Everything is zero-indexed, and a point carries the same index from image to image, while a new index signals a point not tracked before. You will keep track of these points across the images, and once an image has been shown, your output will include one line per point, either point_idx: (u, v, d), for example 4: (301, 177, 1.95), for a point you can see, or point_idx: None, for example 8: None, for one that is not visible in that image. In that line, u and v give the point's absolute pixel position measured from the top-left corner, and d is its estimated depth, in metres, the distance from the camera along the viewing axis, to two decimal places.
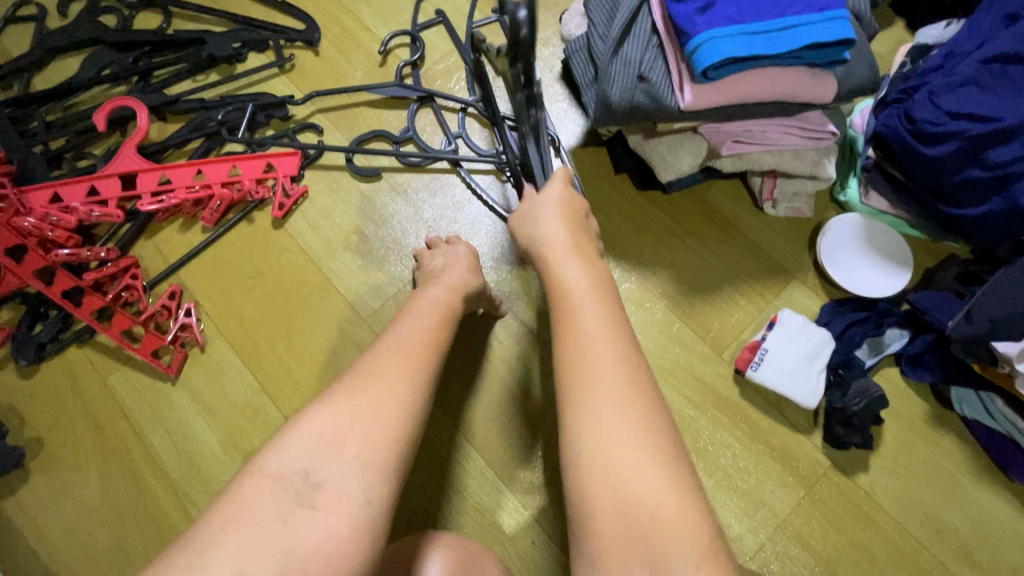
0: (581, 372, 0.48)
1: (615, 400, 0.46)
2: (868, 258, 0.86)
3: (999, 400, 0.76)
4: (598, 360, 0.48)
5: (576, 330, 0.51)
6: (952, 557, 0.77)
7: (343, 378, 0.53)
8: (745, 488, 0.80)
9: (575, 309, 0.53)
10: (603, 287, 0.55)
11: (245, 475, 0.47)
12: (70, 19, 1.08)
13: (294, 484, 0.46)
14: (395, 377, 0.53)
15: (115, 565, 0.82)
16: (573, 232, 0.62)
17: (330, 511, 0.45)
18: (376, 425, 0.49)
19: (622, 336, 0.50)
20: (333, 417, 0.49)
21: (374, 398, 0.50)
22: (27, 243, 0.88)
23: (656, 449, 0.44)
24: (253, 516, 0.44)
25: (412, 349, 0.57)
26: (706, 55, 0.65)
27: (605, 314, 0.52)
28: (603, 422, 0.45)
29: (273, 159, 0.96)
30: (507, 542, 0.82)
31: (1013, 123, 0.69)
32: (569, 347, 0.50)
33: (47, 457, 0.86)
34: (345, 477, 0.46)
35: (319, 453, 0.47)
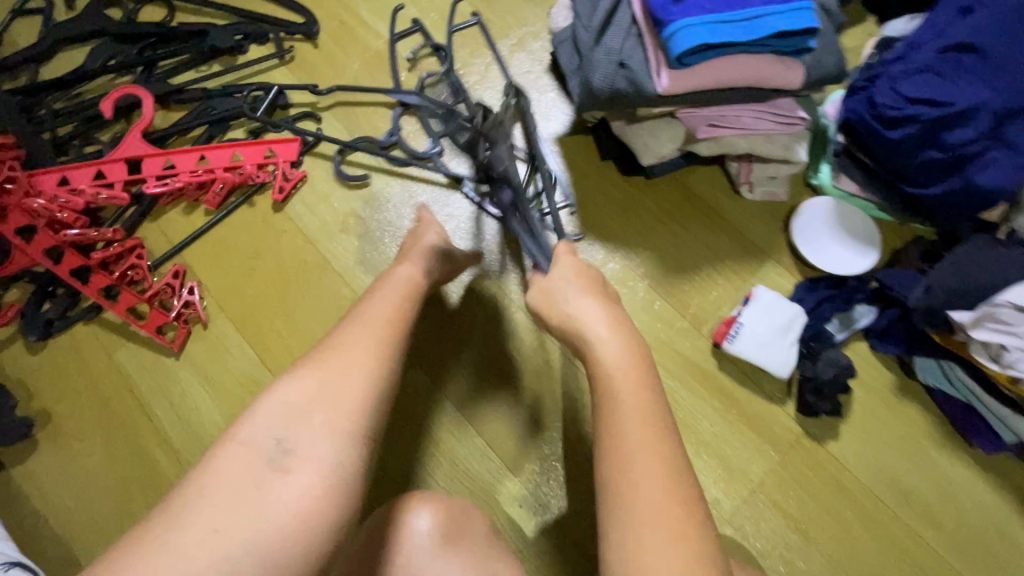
0: (629, 497, 0.46)
1: (664, 534, 0.44)
2: (839, 238, 0.91)
3: (959, 368, 0.81)
4: (644, 486, 0.46)
5: (622, 449, 0.48)
6: (916, 518, 0.81)
7: (309, 355, 0.55)
8: (722, 454, 0.85)
9: (619, 419, 0.50)
10: (647, 387, 0.52)
11: (221, 444, 0.49)
12: (77, 12, 1.12)
13: (268, 452, 0.48)
14: (361, 350, 0.55)
15: (121, 530, 0.86)
16: (609, 312, 0.57)
17: (302, 474, 0.47)
18: (340, 396, 0.52)
19: (667, 451, 0.48)
20: (304, 389, 0.51)
21: (339, 371, 0.53)
22: (37, 223, 0.92)
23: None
24: (229, 481, 0.46)
25: (378, 326, 0.59)
26: (680, 42, 0.71)
27: (650, 426, 0.49)
28: (653, 559, 0.43)
29: (274, 145, 1.00)
30: (495, 506, 0.86)
31: (964, 107, 0.74)
32: (614, 465, 0.48)
33: (55, 428, 0.90)
34: (315, 441, 0.49)
35: (289, 421, 0.50)
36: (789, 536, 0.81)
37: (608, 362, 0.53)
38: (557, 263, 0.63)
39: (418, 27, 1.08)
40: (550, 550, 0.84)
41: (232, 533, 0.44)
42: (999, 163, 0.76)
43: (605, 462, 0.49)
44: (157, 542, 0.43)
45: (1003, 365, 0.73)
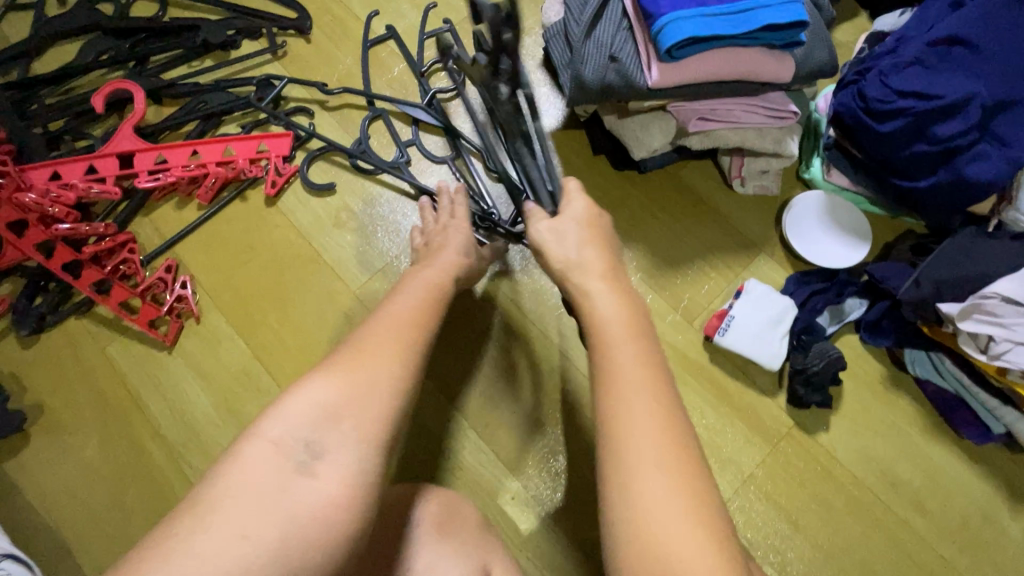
0: (623, 434, 0.45)
1: (660, 469, 0.43)
2: (830, 232, 0.91)
3: (948, 360, 0.82)
4: (647, 431, 0.45)
5: (614, 388, 0.47)
6: (906, 507, 0.82)
7: (335, 354, 0.54)
8: (714, 446, 0.85)
9: (613, 363, 0.49)
10: (641, 333, 0.51)
11: (245, 438, 0.49)
12: (68, 7, 1.12)
13: (296, 454, 0.48)
14: (389, 353, 0.54)
15: (114, 523, 0.86)
16: (611, 271, 0.57)
17: (329, 480, 0.48)
18: (372, 401, 0.51)
19: (662, 393, 0.47)
20: (330, 388, 0.50)
21: (368, 373, 0.52)
22: (28, 218, 0.91)
23: (701, 528, 0.41)
24: (254, 482, 0.46)
25: (406, 329, 0.58)
26: (670, 35, 0.71)
27: (647, 368, 0.48)
28: (649, 495, 0.42)
29: (266, 140, 1.00)
30: (489, 497, 0.86)
31: (954, 100, 0.75)
32: (610, 402, 0.47)
33: (48, 422, 0.90)
34: (343, 447, 0.49)
35: (317, 424, 0.49)
36: (780, 526, 0.82)
37: (606, 311, 0.53)
38: (569, 204, 0.63)
39: (392, 33, 1.08)
40: (544, 540, 0.85)
41: (261, 537, 0.44)
42: (990, 156, 0.77)
43: (600, 398, 0.48)
44: (182, 541, 0.42)
45: (991, 355, 0.73)
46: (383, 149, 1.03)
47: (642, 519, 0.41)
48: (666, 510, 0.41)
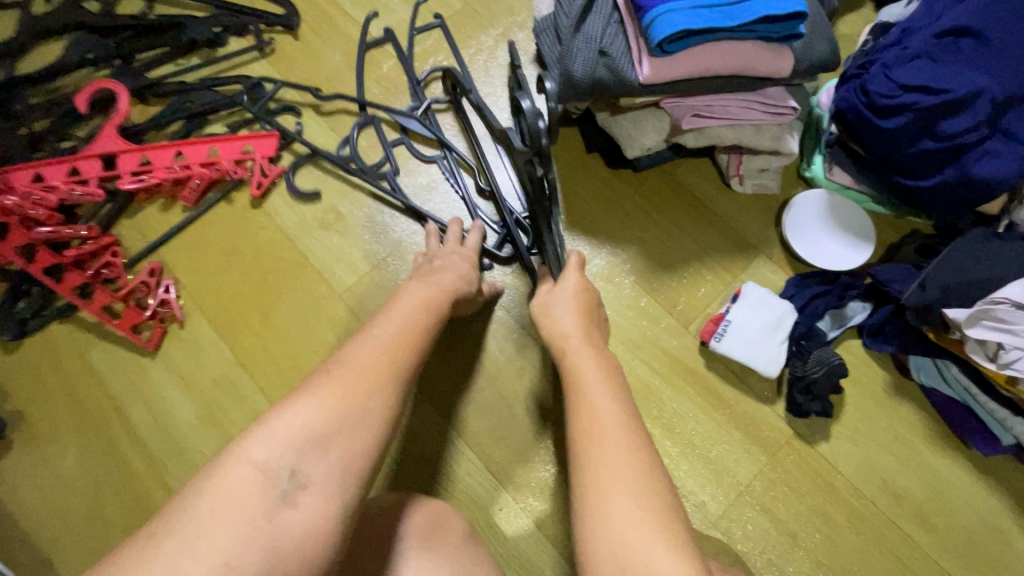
0: (592, 439, 0.50)
1: (623, 465, 0.47)
2: (832, 232, 0.88)
3: (954, 367, 0.78)
4: (615, 437, 0.49)
5: (585, 406, 0.53)
6: (909, 521, 0.79)
7: (326, 370, 0.52)
8: (709, 455, 0.82)
9: (581, 391, 0.55)
10: (611, 374, 0.57)
11: (227, 458, 0.46)
12: (54, 5, 1.10)
13: (280, 482, 0.46)
14: (381, 377, 0.53)
15: (95, 531, 0.84)
16: (586, 326, 0.65)
17: (311, 511, 0.46)
18: (361, 430, 0.49)
19: (627, 410, 0.53)
20: (320, 410, 0.48)
21: (363, 399, 0.50)
22: (10, 221, 0.90)
23: (668, 534, 0.43)
24: (233, 509, 0.44)
25: (396, 350, 0.56)
26: (660, 28, 0.68)
27: (616, 399, 0.54)
28: (613, 491, 0.46)
29: (252, 141, 0.98)
30: (477, 508, 0.84)
31: (962, 95, 0.71)
32: (581, 427, 0.51)
33: (28, 427, 0.88)
34: (328, 478, 0.47)
35: (304, 449, 0.47)
36: (777, 539, 0.79)
37: (582, 357, 0.60)
38: (565, 278, 0.71)
39: (388, 36, 1.05)
40: (533, 553, 0.82)
41: (243, 568, 0.42)
42: (999, 154, 0.73)
43: (573, 419, 0.53)
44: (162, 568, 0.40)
45: (1000, 364, 0.70)
46: (372, 154, 1.00)
47: (612, 532, 0.44)
48: (635, 521, 0.44)
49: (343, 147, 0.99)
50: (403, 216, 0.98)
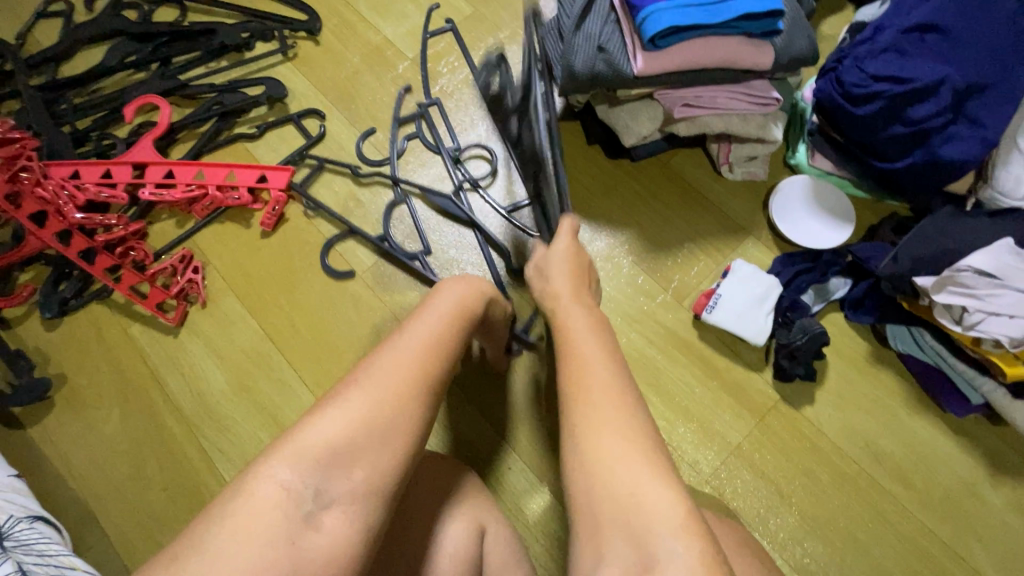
0: (581, 373, 0.54)
1: (606, 395, 0.51)
2: (815, 214, 0.95)
3: (928, 334, 0.85)
4: (595, 369, 0.53)
5: (574, 347, 0.58)
6: (888, 477, 0.85)
7: (351, 380, 0.51)
8: (702, 418, 0.88)
9: (570, 338, 0.60)
10: (601, 329, 0.61)
11: (252, 475, 0.46)
12: (95, 14, 1.20)
13: (304, 501, 0.45)
14: (409, 387, 0.52)
15: (135, 488, 0.91)
16: (577, 286, 0.70)
17: (335, 532, 0.45)
18: (385, 444, 0.49)
19: (610, 347, 0.57)
20: (343, 425, 0.48)
21: (389, 411, 0.50)
22: (47, 209, 0.99)
23: (653, 467, 0.46)
24: (258, 534, 0.43)
25: (428, 355, 0.55)
26: (653, 25, 0.76)
27: (605, 348, 0.57)
28: (599, 417, 0.49)
29: (268, 171, 1.04)
30: (488, 470, 0.90)
31: (927, 84, 0.79)
32: (569, 373, 0.55)
33: (72, 393, 0.96)
34: (354, 497, 0.47)
35: (328, 469, 0.46)
36: (766, 494, 0.85)
37: (572, 316, 0.64)
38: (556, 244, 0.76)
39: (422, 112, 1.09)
40: (540, 512, 0.88)
41: None
42: (963, 137, 0.80)
43: (564, 358, 0.57)
44: None
45: (965, 326, 0.77)
46: (398, 218, 1.04)
47: (600, 463, 0.46)
48: (621, 458, 0.46)
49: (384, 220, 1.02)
50: (420, 202, 1.05)
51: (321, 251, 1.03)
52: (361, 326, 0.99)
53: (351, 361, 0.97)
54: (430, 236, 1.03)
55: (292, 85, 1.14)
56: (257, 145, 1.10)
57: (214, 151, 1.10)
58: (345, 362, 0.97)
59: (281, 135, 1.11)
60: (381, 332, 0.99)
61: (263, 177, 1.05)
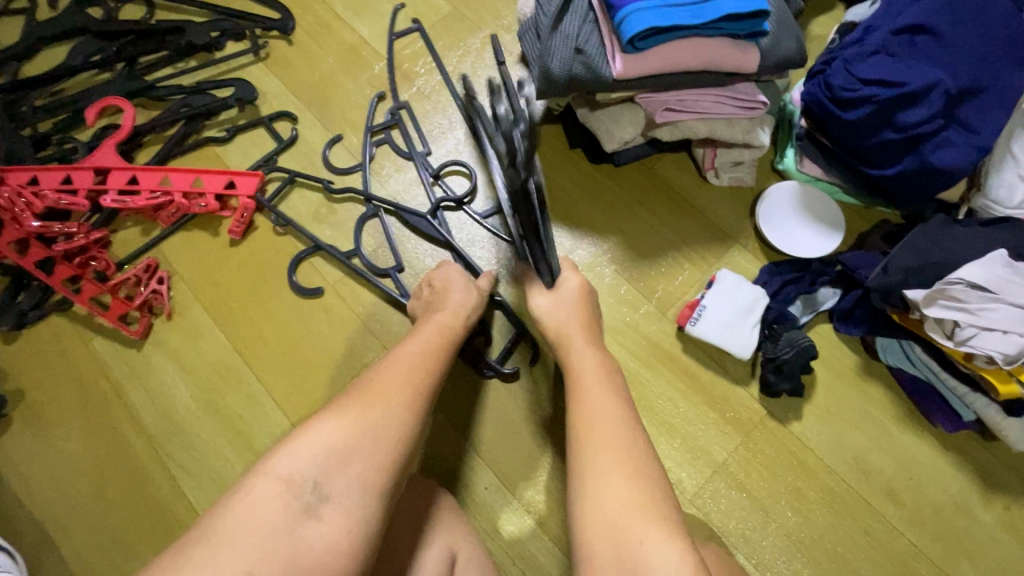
0: (591, 414, 0.58)
1: (617, 438, 0.55)
2: (803, 221, 0.91)
3: (918, 347, 0.82)
4: (605, 409, 0.58)
5: (583, 388, 0.62)
6: (877, 495, 0.82)
7: (349, 394, 0.56)
8: (686, 435, 0.85)
9: (580, 375, 0.64)
10: (610, 375, 0.63)
11: (256, 473, 0.51)
12: (59, 11, 1.15)
13: (304, 493, 0.50)
14: (399, 397, 0.57)
15: (95, 508, 0.87)
16: (586, 326, 0.72)
17: (333, 524, 0.50)
18: (379, 447, 0.53)
19: (614, 383, 0.62)
20: (337, 431, 0.52)
21: (381, 416, 0.54)
22: (3, 217, 0.94)
23: (654, 515, 0.49)
24: (260, 522, 0.48)
25: (419, 370, 0.61)
26: (631, 25, 0.72)
27: (615, 396, 0.60)
28: (607, 458, 0.53)
29: (236, 177, 1.00)
30: (464, 490, 0.87)
31: (918, 88, 0.75)
32: (581, 422, 0.58)
33: (29, 409, 0.92)
34: (348, 493, 0.51)
35: (325, 466, 0.51)
36: (752, 513, 0.82)
37: (583, 362, 0.65)
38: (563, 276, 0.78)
39: (394, 120, 1.05)
40: (518, 533, 0.85)
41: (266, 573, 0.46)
42: (955, 143, 0.77)
43: (573, 396, 0.62)
44: (197, 565, 0.45)
45: (957, 341, 0.74)
46: (372, 226, 1.00)
47: (604, 509, 0.50)
48: (623, 500, 0.50)
49: (358, 233, 0.98)
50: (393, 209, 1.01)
51: (292, 265, 0.98)
52: (333, 338, 0.95)
53: (323, 375, 0.93)
54: (405, 245, 0.99)
55: (264, 86, 1.10)
56: (226, 149, 1.06)
57: (182, 155, 1.05)
58: (317, 377, 0.93)
59: (252, 139, 1.06)
60: (355, 345, 0.95)
61: (231, 183, 1.01)
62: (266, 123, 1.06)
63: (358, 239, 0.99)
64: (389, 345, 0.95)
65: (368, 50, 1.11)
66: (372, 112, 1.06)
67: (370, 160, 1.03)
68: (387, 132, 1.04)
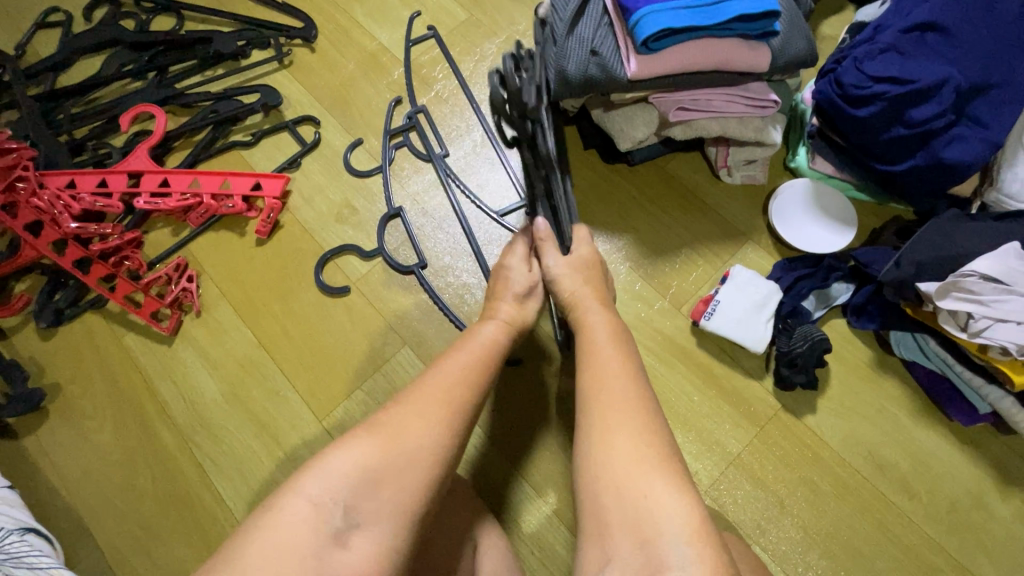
0: (601, 377, 0.59)
1: (626, 399, 0.57)
2: (815, 218, 0.93)
3: (932, 341, 0.82)
4: (614, 374, 0.59)
5: (592, 353, 0.63)
6: (892, 488, 0.83)
7: (377, 416, 0.56)
8: (701, 428, 0.86)
9: (590, 340, 0.66)
10: (619, 339, 0.65)
11: (284, 496, 0.51)
12: (93, 24, 1.20)
13: (334, 518, 0.50)
14: (433, 421, 0.57)
15: (126, 498, 0.91)
16: (598, 289, 0.74)
17: (362, 552, 0.50)
18: (410, 472, 0.53)
19: (622, 344, 0.64)
20: (369, 454, 0.53)
21: (413, 440, 0.55)
22: (43, 219, 0.98)
23: (663, 472, 0.50)
24: (288, 545, 0.48)
25: (460, 393, 0.60)
26: (645, 27, 0.75)
27: (623, 358, 0.62)
28: (615, 419, 0.55)
29: (262, 179, 1.04)
30: (483, 481, 0.89)
31: (928, 84, 0.77)
32: (590, 384, 0.59)
33: (65, 403, 0.96)
34: (378, 517, 0.51)
35: (355, 490, 0.51)
36: (767, 506, 0.82)
37: (597, 327, 0.67)
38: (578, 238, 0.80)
39: (411, 123, 1.08)
40: (536, 524, 0.86)
41: None
42: (966, 138, 0.78)
43: (584, 362, 0.63)
44: None
45: (971, 333, 0.75)
46: (392, 226, 1.03)
47: (609, 466, 0.52)
48: (630, 456, 0.52)
49: (380, 233, 1.02)
50: (413, 209, 1.04)
51: (316, 265, 1.02)
52: (355, 334, 0.98)
53: (345, 370, 0.96)
54: (424, 244, 1.02)
55: (288, 92, 1.14)
56: (252, 153, 1.10)
57: (210, 159, 1.09)
58: (340, 372, 0.96)
59: (277, 143, 1.10)
60: (376, 341, 0.98)
61: (257, 185, 1.05)
62: (290, 126, 1.10)
63: (380, 239, 1.02)
64: (409, 341, 0.98)
65: (388, 56, 1.15)
66: (392, 115, 1.10)
67: (389, 162, 1.06)
68: (402, 135, 1.08)
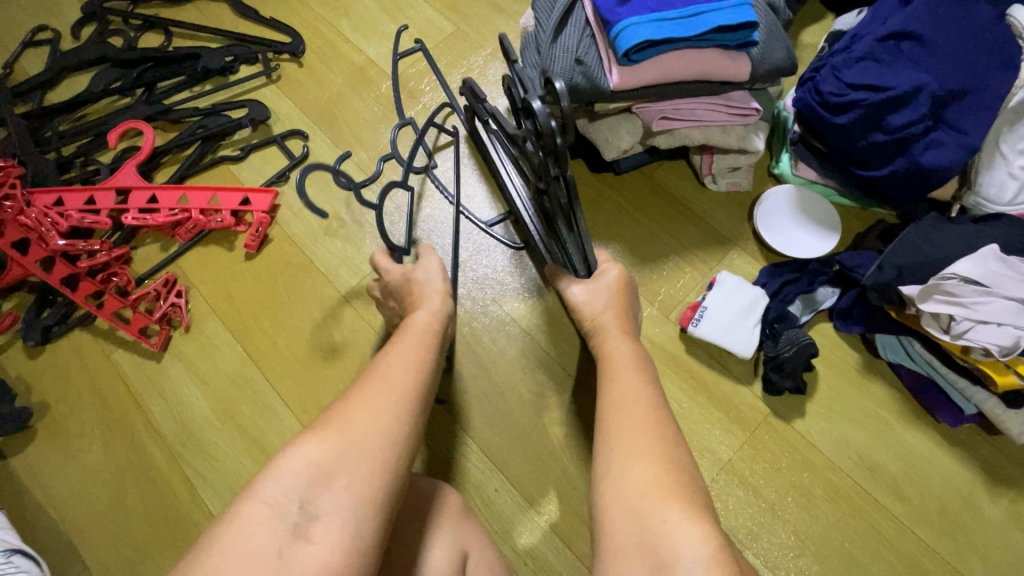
0: (622, 405, 0.59)
1: (644, 425, 0.57)
2: (801, 224, 0.94)
3: (917, 343, 0.83)
4: (637, 400, 0.59)
5: (612, 382, 0.64)
6: (883, 491, 0.83)
7: (325, 416, 0.56)
8: (692, 435, 0.86)
9: (613, 369, 0.66)
10: (642, 365, 0.65)
11: (242, 501, 0.50)
12: (81, 41, 1.20)
13: (291, 515, 0.49)
14: (385, 411, 0.56)
15: (114, 516, 0.90)
16: (622, 318, 0.73)
17: (323, 544, 0.49)
18: (364, 461, 0.53)
19: (644, 370, 0.64)
20: (322, 451, 0.52)
21: (361, 430, 0.54)
22: (30, 237, 0.98)
23: (680, 497, 0.49)
24: (249, 548, 0.47)
25: (409, 379, 0.61)
26: (626, 38, 0.76)
27: (644, 385, 0.62)
28: (632, 443, 0.55)
29: (251, 194, 1.04)
30: (475, 490, 0.89)
31: (904, 91, 0.78)
32: (610, 411, 0.60)
33: (52, 422, 0.95)
34: (339, 507, 0.50)
35: (310, 484, 0.51)
36: (759, 511, 0.83)
37: (620, 347, 0.68)
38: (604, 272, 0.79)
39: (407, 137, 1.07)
40: (529, 533, 0.86)
41: None
42: (945, 144, 0.80)
43: (605, 387, 0.64)
44: None
45: (954, 335, 0.76)
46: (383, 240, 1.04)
47: (625, 490, 0.51)
48: (649, 483, 0.51)
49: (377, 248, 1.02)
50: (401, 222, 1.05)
51: (307, 278, 1.02)
52: (346, 346, 0.98)
53: (336, 383, 0.96)
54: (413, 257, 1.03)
55: (276, 107, 1.14)
56: (241, 167, 1.10)
57: (198, 174, 1.09)
58: (332, 385, 0.96)
59: (266, 157, 1.11)
60: (366, 352, 0.98)
61: (246, 200, 1.05)
62: (279, 140, 1.10)
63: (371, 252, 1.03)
64: None
65: (375, 70, 1.16)
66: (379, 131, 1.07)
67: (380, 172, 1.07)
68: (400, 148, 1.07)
